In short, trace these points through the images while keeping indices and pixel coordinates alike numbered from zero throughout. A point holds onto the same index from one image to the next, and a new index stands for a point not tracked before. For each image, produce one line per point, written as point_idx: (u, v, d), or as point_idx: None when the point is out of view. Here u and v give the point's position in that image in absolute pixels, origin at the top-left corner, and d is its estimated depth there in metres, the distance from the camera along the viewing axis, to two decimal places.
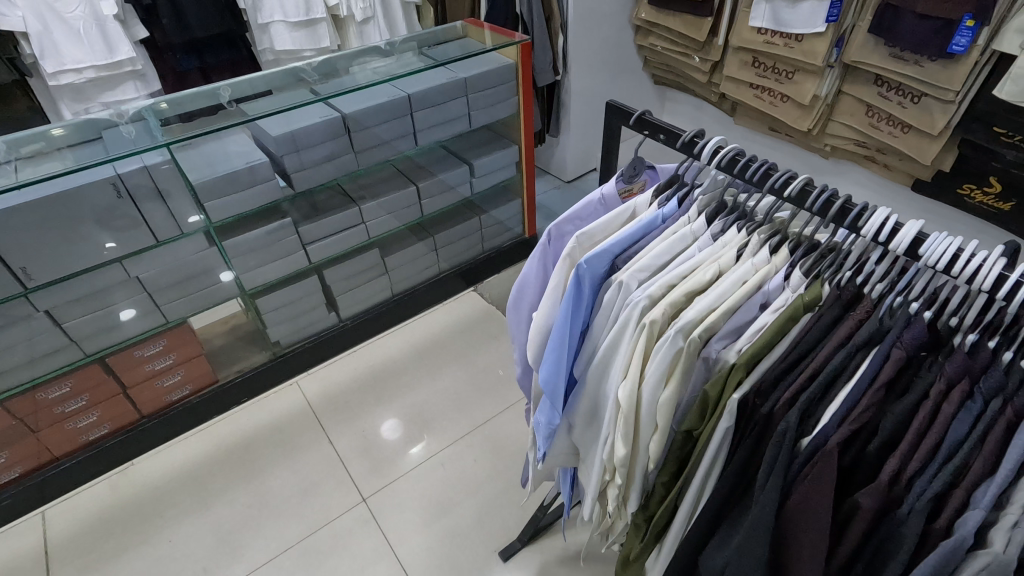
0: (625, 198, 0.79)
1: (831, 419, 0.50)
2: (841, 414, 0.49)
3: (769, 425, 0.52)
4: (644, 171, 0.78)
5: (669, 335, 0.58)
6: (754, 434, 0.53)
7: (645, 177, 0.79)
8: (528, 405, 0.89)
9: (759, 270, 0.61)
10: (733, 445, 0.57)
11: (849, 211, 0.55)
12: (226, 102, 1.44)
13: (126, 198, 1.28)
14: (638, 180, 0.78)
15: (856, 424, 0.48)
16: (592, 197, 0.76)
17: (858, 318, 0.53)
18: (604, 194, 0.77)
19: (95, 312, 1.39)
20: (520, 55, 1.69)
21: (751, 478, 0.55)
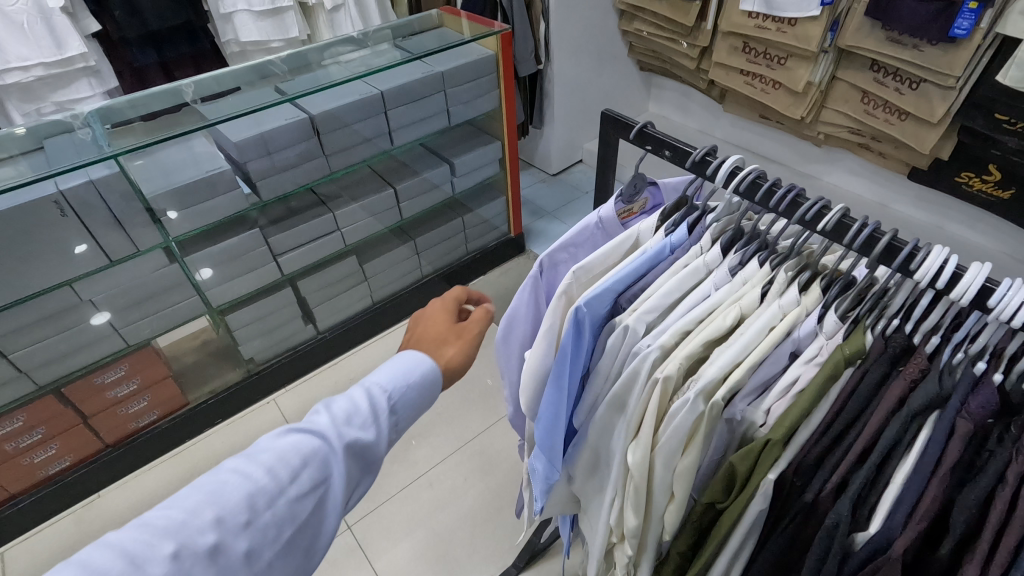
0: (626, 219, 0.69)
1: (895, 507, 0.43)
2: (906, 507, 0.42)
3: (814, 512, 0.45)
4: (646, 188, 0.68)
5: (686, 398, 0.50)
6: (793, 518, 0.46)
7: (647, 196, 0.70)
8: (523, 447, 0.81)
9: (788, 314, 0.52)
10: (769, 526, 0.50)
11: (897, 250, 0.46)
12: (191, 100, 1.32)
13: (71, 215, 1.15)
14: (639, 198, 0.69)
15: (924, 520, 0.42)
16: (588, 221, 0.66)
17: (911, 379, 0.45)
18: (601, 217, 0.67)
19: (48, 339, 1.27)
20: (501, 46, 1.58)
21: (793, 562, 0.49)
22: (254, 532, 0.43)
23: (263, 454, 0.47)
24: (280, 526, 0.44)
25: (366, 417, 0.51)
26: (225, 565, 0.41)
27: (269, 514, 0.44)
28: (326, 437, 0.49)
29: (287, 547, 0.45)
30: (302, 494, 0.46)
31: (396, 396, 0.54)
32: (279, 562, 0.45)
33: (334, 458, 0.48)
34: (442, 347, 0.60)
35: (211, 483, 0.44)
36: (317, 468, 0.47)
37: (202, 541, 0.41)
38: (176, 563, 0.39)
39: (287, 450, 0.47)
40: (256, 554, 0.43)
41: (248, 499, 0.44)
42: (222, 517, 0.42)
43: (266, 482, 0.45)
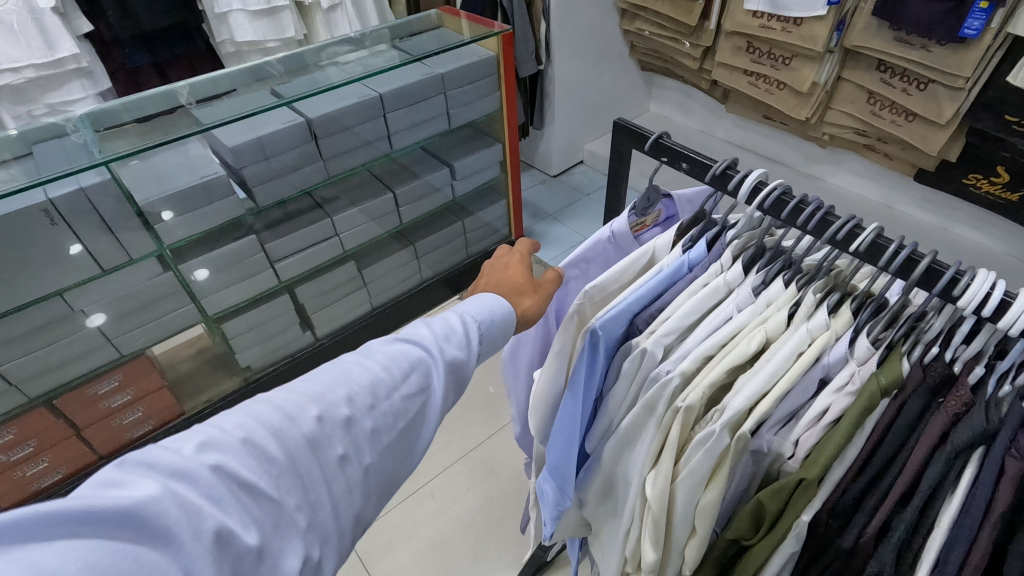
0: (638, 232, 0.65)
1: (947, 557, 0.42)
2: (959, 554, 0.41)
3: (854, 559, 0.45)
4: (659, 201, 0.65)
5: (712, 431, 0.47)
6: (831, 562, 0.47)
7: (660, 208, 0.66)
8: (530, 466, 0.78)
9: (816, 338, 0.49)
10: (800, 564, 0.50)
11: (939, 274, 0.43)
12: (187, 103, 1.28)
13: (60, 223, 1.11)
14: (653, 210, 0.66)
15: (977, 568, 0.41)
16: (601, 235, 0.64)
17: (954, 413, 0.42)
18: (614, 231, 0.64)
19: (39, 349, 1.23)
20: (502, 47, 1.54)
21: None
22: (377, 416, 0.44)
23: (376, 354, 0.48)
24: (395, 417, 0.45)
25: (461, 339, 0.51)
26: (354, 438, 0.43)
27: (387, 405, 0.45)
28: (430, 347, 0.50)
29: (400, 437, 0.46)
30: (412, 393, 0.47)
31: (484, 329, 0.54)
32: (394, 453, 0.45)
33: (436, 367, 0.49)
34: (520, 295, 0.59)
35: (337, 369, 0.45)
36: (424, 372, 0.48)
37: (337, 412, 0.42)
38: (321, 424, 0.41)
39: (397, 354, 0.48)
40: (376, 437, 0.44)
41: (370, 386, 0.45)
42: (351, 396, 0.43)
43: (384, 376, 0.46)
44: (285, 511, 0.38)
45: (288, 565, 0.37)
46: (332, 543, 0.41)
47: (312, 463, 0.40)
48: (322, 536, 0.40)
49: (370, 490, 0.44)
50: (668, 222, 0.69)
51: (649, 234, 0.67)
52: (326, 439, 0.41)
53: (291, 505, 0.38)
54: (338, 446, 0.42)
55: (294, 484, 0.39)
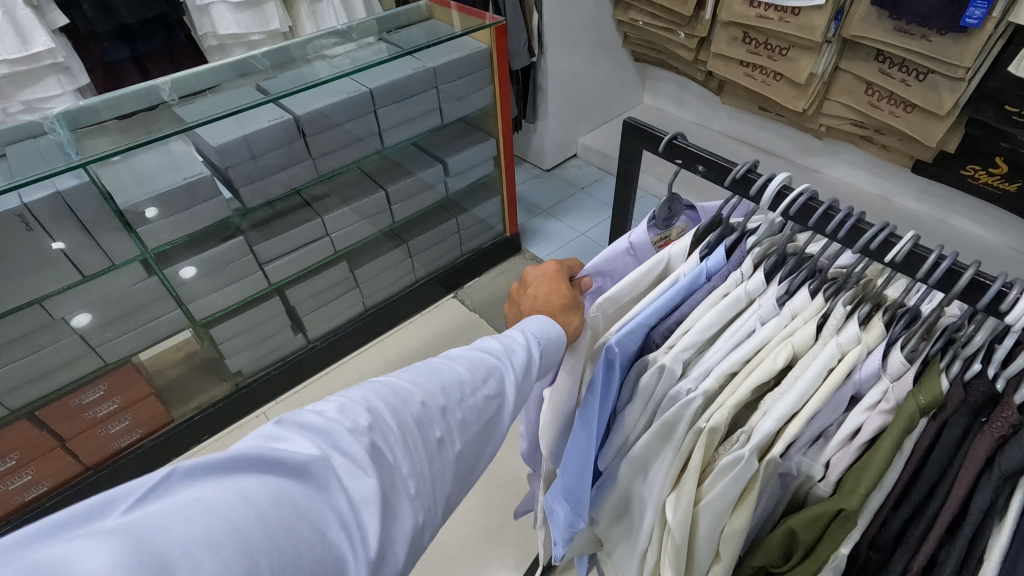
0: (661, 247, 0.62)
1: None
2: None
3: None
4: (681, 214, 0.63)
5: (740, 455, 0.44)
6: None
7: (682, 221, 0.64)
8: (539, 483, 0.76)
9: (846, 353, 0.45)
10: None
11: (984, 288, 0.40)
12: (171, 100, 1.23)
13: (37, 229, 1.05)
14: (675, 224, 0.63)
15: None
16: (619, 247, 0.60)
17: (999, 435, 0.39)
18: (633, 243, 0.60)
19: (20, 359, 1.17)
20: (495, 39, 1.49)
21: None
22: (466, 409, 0.44)
23: (458, 355, 0.48)
24: (479, 412, 0.45)
25: (528, 349, 0.50)
26: (449, 425, 0.43)
27: (473, 401, 0.45)
28: (504, 352, 0.49)
29: (485, 432, 0.45)
30: (493, 394, 0.46)
31: (547, 350, 0.52)
32: (481, 442, 0.45)
33: (512, 371, 0.48)
34: (569, 311, 0.57)
35: (427, 364, 0.46)
36: (500, 376, 0.48)
37: (435, 399, 0.43)
38: (424, 408, 0.42)
39: (479, 356, 0.48)
40: (467, 426, 0.44)
41: (459, 382, 0.45)
42: (445, 386, 0.44)
43: (469, 375, 0.46)
44: (399, 479, 0.39)
45: (402, 530, 0.38)
46: (432, 517, 0.41)
47: (416, 443, 0.40)
48: (427, 507, 0.40)
49: (462, 473, 0.44)
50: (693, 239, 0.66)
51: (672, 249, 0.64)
52: (428, 420, 0.41)
53: (404, 472, 0.39)
54: (437, 428, 0.42)
55: (406, 458, 0.39)
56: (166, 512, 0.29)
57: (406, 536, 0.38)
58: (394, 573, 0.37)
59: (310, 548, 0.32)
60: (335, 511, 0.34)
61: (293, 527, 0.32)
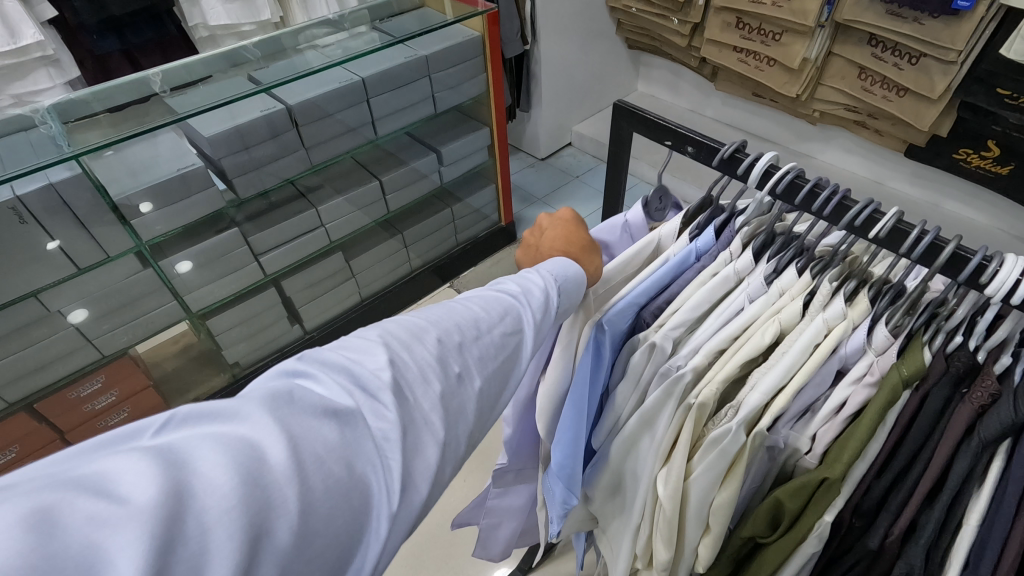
0: None
1: (978, 560, 0.41)
2: (989, 560, 0.40)
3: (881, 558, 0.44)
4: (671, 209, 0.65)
5: (729, 428, 0.45)
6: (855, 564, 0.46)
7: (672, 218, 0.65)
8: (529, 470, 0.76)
9: (833, 329, 0.46)
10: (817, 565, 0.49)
11: (965, 261, 0.41)
12: (161, 92, 1.22)
13: (31, 222, 1.05)
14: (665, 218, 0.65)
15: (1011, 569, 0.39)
16: (618, 222, 0.61)
17: (979, 404, 0.41)
18: (630, 223, 0.61)
19: (16, 353, 1.17)
20: (487, 27, 1.48)
21: None
22: (484, 346, 0.42)
23: (474, 297, 0.46)
24: (498, 350, 0.43)
25: (545, 290, 0.48)
26: (468, 363, 0.41)
27: (490, 338, 0.43)
28: (522, 295, 0.47)
29: (506, 370, 0.44)
30: (511, 331, 0.44)
31: (566, 292, 0.50)
32: (502, 380, 0.43)
33: (530, 311, 0.46)
34: (591, 253, 0.55)
35: (443, 306, 0.44)
36: (519, 315, 0.46)
37: (451, 337, 0.41)
38: (441, 345, 0.40)
39: (495, 297, 0.46)
40: (487, 364, 0.42)
41: (475, 319, 0.43)
42: (461, 325, 0.42)
43: (485, 314, 0.44)
44: (421, 415, 0.37)
45: (427, 461, 0.35)
46: (455, 452, 0.39)
47: (435, 378, 0.38)
48: (451, 443, 0.38)
49: (484, 412, 0.41)
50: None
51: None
52: (445, 357, 0.40)
53: (425, 408, 0.37)
54: (455, 365, 0.40)
55: (428, 394, 0.38)
56: (190, 440, 0.30)
57: (430, 470, 0.35)
58: (417, 512, 0.35)
59: (337, 481, 0.31)
60: (360, 446, 0.34)
61: (314, 459, 0.31)
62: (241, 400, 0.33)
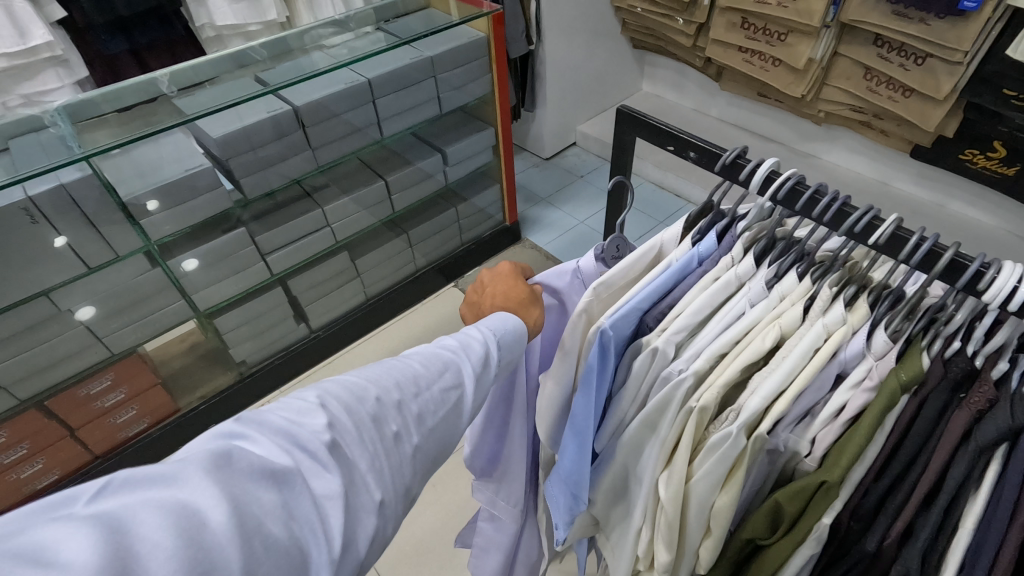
0: None
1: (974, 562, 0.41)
2: (985, 562, 0.41)
3: (879, 561, 0.44)
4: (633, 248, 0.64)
5: (728, 432, 0.45)
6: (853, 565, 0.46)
7: None
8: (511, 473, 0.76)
9: (833, 333, 0.47)
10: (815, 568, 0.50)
11: (963, 268, 0.42)
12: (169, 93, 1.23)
13: (42, 222, 1.07)
14: None
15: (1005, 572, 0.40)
16: (568, 268, 0.62)
17: (976, 409, 0.41)
18: (580, 270, 0.62)
19: (28, 351, 1.18)
20: (492, 28, 1.49)
21: None
22: (421, 403, 0.45)
23: (413, 355, 0.49)
24: (436, 405, 0.46)
25: (484, 345, 0.52)
26: (406, 420, 0.43)
27: (428, 395, 0.46)
28: (461, 348, 0.51)
29: (444, 424, 0.46)
30: (450, 386, 0.48)
31: (506, 343, 0.54)
32: (440, 434, 0.46)
33: (466, 365, 0.49)
34: (529, 305, 0.61)
35: (382, 364, 0.47)
36: (458, 369, 0.49)
37: (390, 395, 0.43)
38: (380, 404, 0.42)
39: (433, 355, 0.49)
40: (424, 420, 0.45)
41: (413, 378, 0.45)
42: (400, 382, 0.44)
43: (423, 371, 0.47)
44: (359, 475, 0.39)
45: (365, 525, 0.38)
46: (394, 507, 0.41)
47: (374, 437, 0.41)
48: (388, 499, 0.41)
49: (421, 465, 0.44)
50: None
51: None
52: (384, 416, 0.42)
53: (362, 468, 0.39)
54: (393, 423, 0.42)
55: (365, 455, 0.40)
56: (130, 506, 0.30)
57: (367, 532, 0.38)
58: (354, 567, 0.38)
59: (278, 544, 0.33)
60: (299, 509, 0.35)
61: (258, 523, 0.32)
62: (181, 462, 0.33)
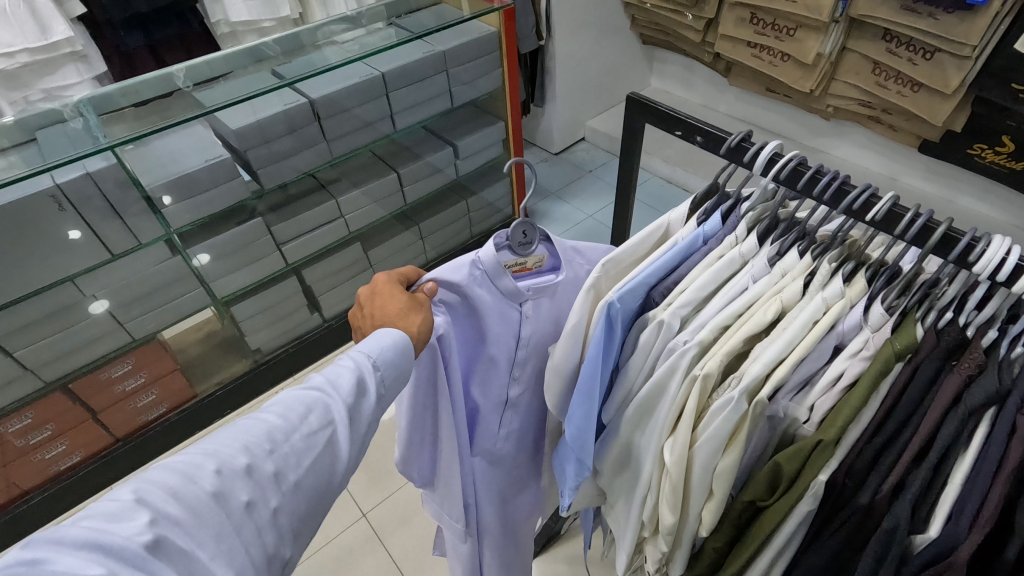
0: (518, 271, 0.66)
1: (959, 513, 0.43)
2: (969, 512, 0.42)
3: (870, 517, 0.46)
4: (539, 242, 0.66)
5: (731, 397, 0.48)
6: (846, 523, 0.48)
7: (541, 251, 0.67)
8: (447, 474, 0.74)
9: (831, 307, 0.50)
10: (813, 527, 0.52)
11: (955, 242, 0.44)
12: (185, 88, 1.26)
13: (69, 210, 1.11)
14: (533, 252, 0.66)
15: (989, 523, 0.42)
16: (465, 262, 0.63)
17: (966, 375, 0.44)
18: (479, 260, 0.63)
19: (53, 335, 1.23)
20: (504, 23, 1.52)
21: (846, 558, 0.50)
22: (279, 459, 0.44)
23: (273, 405, 0.47)
24: (298, 456, 0.45)
25: (355, 377, 0.51)
26: (261, 484, 0.42)
27: (288, 448, 0.45)
28: (329, 386, 0.50)
29: (311, 475, 0.45)
30: (314, 432, 0.46)
31: (387, 363, 0.53)
32: (306, 488, 0.45)
33: (336, 403, 0.49)
34: (409, 314, 0.58)
35: (232, 426, 0.45)
36: (325, 411, 0.48)
37: (234, 463, 0.42)
38: (221, 477, 0.40)
39: (292, 400, 0.47)
40: (283, 478, 0.44)
41: (267, 436, 0.44)
42: (248, 445, 0.43)
43: (280, 424, 0.45)
44: (200, 562, 0.38)
45: None
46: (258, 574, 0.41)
47: (217, 515, 0.39)
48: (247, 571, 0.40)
49: (288, 523, 0.44)
50: (555, 272, 0.69)
51: (529, 278, 0.68)
52: (228, 488, 0.41)
53: (203, 554, 0.38)
54: (242, 493, 0.41)
55: (208, 535, 0.39)
56: None
57: None
58: None
59: None
60: None
61: None
62: None
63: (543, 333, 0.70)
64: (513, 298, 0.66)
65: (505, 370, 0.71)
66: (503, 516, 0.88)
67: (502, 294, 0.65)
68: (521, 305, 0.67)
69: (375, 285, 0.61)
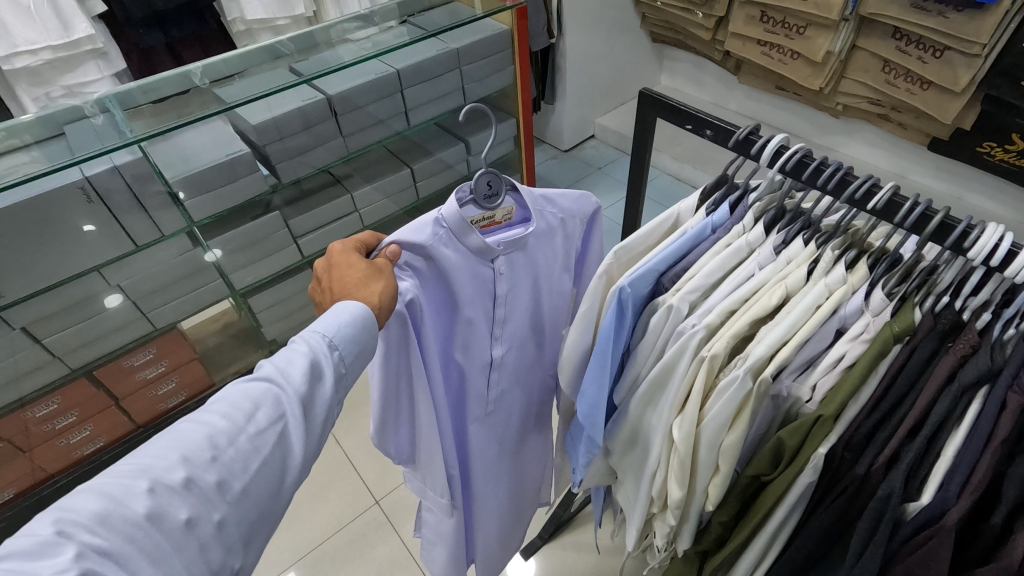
0: (487, 226, 0.68)
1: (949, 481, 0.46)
2: (959, 480, 0.45)
3: (866, 485, 0.49)
4: (505, 193, 0.68)
5: (736, 375, 0.51)
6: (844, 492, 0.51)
7: (508, 202, 0.69)
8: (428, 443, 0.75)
9: (834, 292, 0.52)
10: (814, 499, 0.55)
11: (951, 229, 0.47)
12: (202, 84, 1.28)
13: (96, 201, 1.14)
14: (500, 204, 0.68)
15: (977, 491, 0.44)
16: (428, 220, 0.63)
17: (961, 355, 0.46)
18: (443, 217, 0.63)
19: (79, 323, 1.27)
20: (516, 20, 1.54)
21: (843, 528, 0.52)
22: (222, 467, 0.44)
23: (217, 404, 0.47)
24: (244, 461, 0.45)
25: (307, 365, 0.51)
26: (202, 497, 0.42)
27: (232, 452, 0.45)
28: (280, 376, 0.50)
29: (258, 479, 0.46)
30: (262, 429, 0.47)
31: (344, 341, 0.53)
32: (253, 494, 0.46)
33: (288, 397, 0.49)
34: (370, 280, 0.58)
35: (171, 432, 0.45)
36: (275, 406, 0.49)
37: (172, 477, 0.41)
38: (154, 496, 0.40)
39: (239, 397, 0.48)
40: (227, 487, 0.44)
41: (209, 440, 0.44)
42: (186, 455, 0.43)
43: (223, 426, 0.45)
44: None
45: None
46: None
47: (156, 537, 0.40)
48: None
49: (237, 530, 0.45)
50: (525, 223, 0.71)
51: (499, 232, 0.69)
52: (166, 506, 0.41)
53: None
54: (181, 510, 0.41)
55: (144, 560, 0.39)
56: None
57: None
58: None
59: None
60: None
61: None
62: None
63: (514, 289, 0.73)
64: (483, 255, 0.67)
65: (479, 329, 0.72)
66: (489, 480, 0.91)
67: (470, 251, 0.66)
68: (492, 262, 0.69)
69: (334, 253, 0.60)
